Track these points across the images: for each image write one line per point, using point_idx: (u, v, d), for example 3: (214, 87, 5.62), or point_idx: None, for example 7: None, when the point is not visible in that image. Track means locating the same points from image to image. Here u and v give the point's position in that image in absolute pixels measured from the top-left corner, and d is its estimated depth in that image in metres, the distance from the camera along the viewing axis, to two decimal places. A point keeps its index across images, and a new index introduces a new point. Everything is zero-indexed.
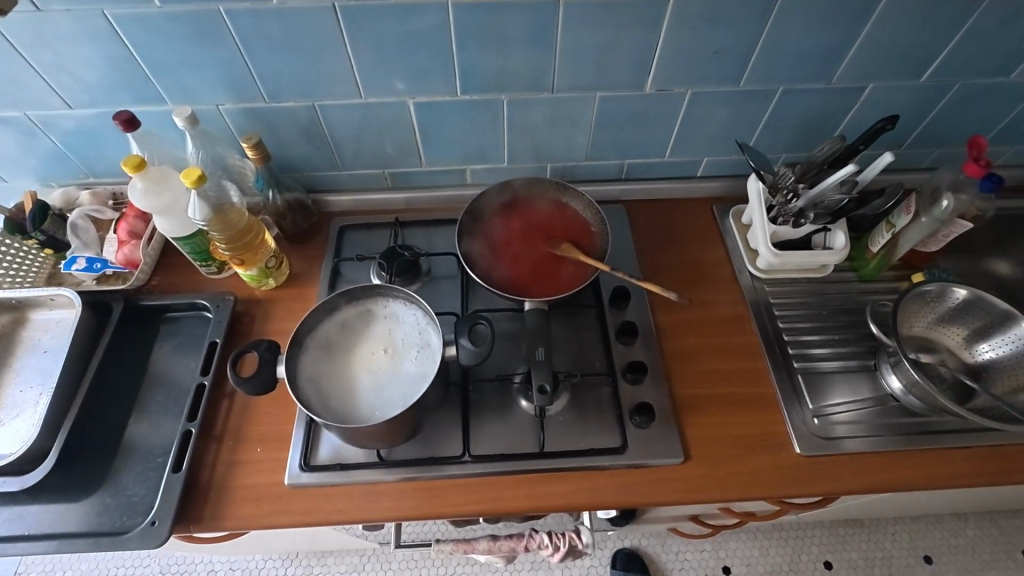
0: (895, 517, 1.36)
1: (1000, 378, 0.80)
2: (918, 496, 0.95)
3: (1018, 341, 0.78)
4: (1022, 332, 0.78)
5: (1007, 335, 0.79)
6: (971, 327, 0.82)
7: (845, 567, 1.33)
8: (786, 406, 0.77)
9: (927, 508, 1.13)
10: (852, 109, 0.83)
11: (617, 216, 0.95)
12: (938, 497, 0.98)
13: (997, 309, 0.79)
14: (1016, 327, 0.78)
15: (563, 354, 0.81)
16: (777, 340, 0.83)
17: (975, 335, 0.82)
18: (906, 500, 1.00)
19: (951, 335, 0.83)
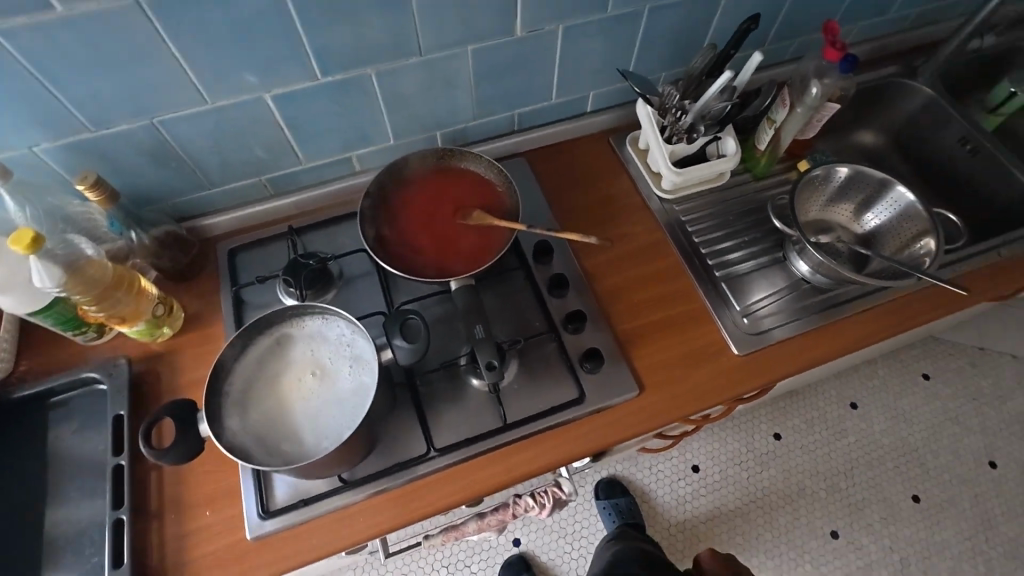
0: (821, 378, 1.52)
1: (887, 240, 0.88)
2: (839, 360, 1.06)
3: (895, 204, 0.86)
4: (897, 195, 0.85)
5: (886, 201, 0.87)
6: (857, 200, 0.90)
7: (791, 433, 1.49)
8: (717, 313, 0.81)
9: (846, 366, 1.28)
10: (716, 16, 0.85)
11: (520, 171, 0.93)
12: (856, 357, 1.10)
13: (874, 179, 0.86)
14: (893, 192, 0.86)
15: (501, 323, 0.80)
16: (695, 253, 0.86)
17: (861, 207, 0.90)
18: (831, 368, 1.11)
19: (841, 212, 0.91)
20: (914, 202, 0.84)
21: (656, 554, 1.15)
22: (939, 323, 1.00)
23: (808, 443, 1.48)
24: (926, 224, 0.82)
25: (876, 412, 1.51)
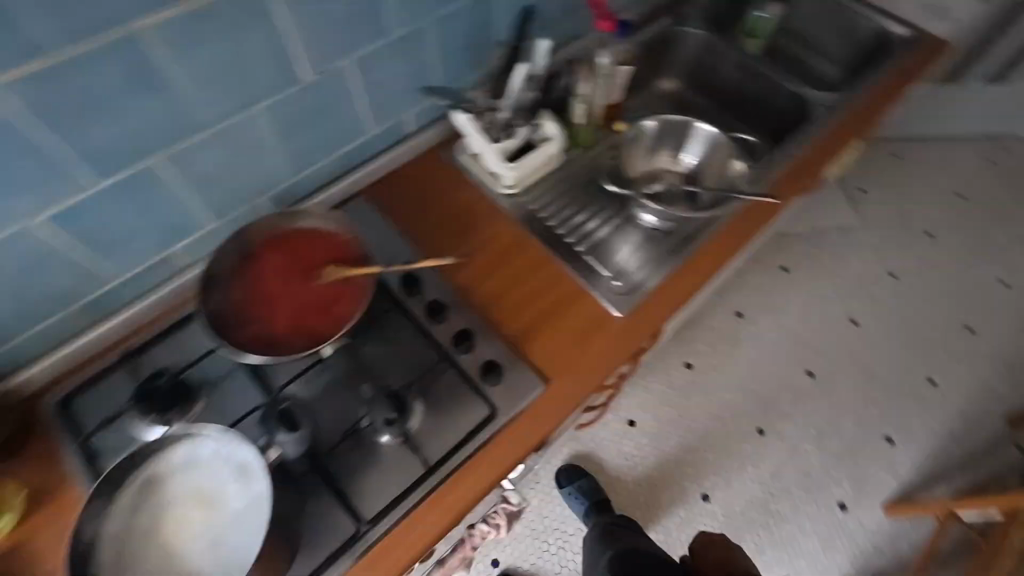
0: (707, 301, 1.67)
1: (706, 173, 0.97)
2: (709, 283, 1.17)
3: (702, 140, 0.97)
4: (700, 131, 0.96)
5: (694, 140, 0.98)
6: (671, 147, 0.99)
7: (699, 358, 1.62)
8: (591, 284, 0.85)
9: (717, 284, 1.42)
10: (497, 14, 0.88)
11: (364, 209, 0.89)
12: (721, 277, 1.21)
13: (679, 124, 0.97)
14: (696, 130, 0.97)
15: (393, 368, 0.76)
16: (554, 236, 0.89)
17: (676, 151, 1.00)
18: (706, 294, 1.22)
19: (663, 160, 1.00)
20: (717, 136, 0.95)
21: (620, 542, 1.09)
22: (769, 227, 1.15)
23: (715, 361, 1.62)
24: (733, 152, 0.95)
25: (757, 312, 1.70)
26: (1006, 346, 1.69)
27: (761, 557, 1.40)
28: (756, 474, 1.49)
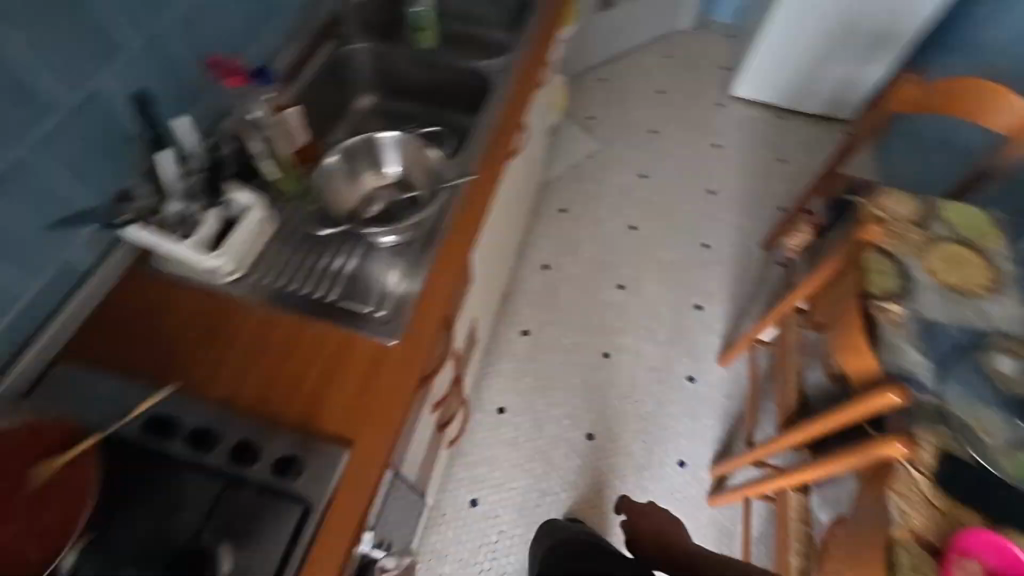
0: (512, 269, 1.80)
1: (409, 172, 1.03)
2: (485, 261, 1.24)
3: (387, 145, 1.03)
4: (381, 139, 1.02)
5: (382, 148, 1.03)
6: (368, 164, 1.04)
7: (529, 321, 1.73)
8: (356, 326, 0.83)
9: (504, 254, 1.52)
10: (123, 111, 0.80)
11: (66, 373, 0.75)
12: (491, 249, 1.26)
13: (359, 142, 1.01)
14: (378, 140, 1.02)
15: (171, 526, 0.63)
16: (302, 298, 0.85)
17: (375, 165, 1.04)
18: (486, 271, 1.27)
19: (369, 179, 1.04)
20: (400, 134, 1.01)
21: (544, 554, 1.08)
22: (502, 190, 1.23)
23: (542, 317, 1.74)
24: (420, 141, 1.02)
25: (558, 257, 1.85)
26: (738, 193, 2.07)
27: (653, 458, 1.54)
28: (618, 390, 1.64)
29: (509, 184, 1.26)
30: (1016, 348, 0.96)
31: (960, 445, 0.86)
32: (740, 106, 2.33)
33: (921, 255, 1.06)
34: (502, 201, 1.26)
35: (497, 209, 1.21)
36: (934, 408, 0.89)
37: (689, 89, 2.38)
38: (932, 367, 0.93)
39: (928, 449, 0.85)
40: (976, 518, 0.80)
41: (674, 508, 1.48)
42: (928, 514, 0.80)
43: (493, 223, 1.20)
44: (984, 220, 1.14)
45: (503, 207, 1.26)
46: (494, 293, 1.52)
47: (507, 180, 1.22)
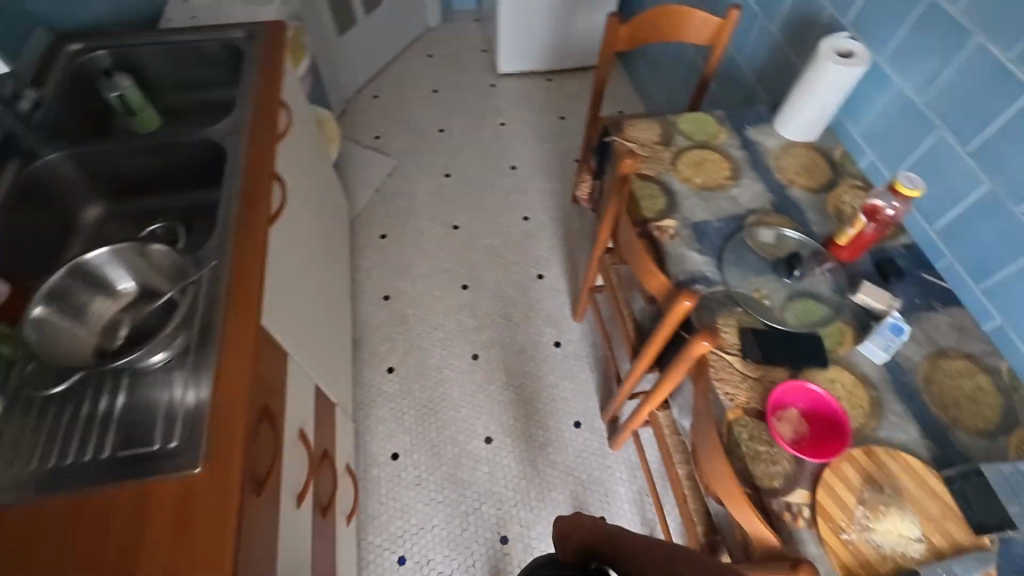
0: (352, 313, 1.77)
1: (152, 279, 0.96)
2: (303, 326, 1.18)
3: (101, 264, 0.92)
4: (90, 262, 0.91)
5: (97, 269, 0.92)
6: (93, 292, 0.93)
7: (390, 356, 1.70)
8: (148, 470, 0.71)
9: (330, 305, 1.46)
10: None
11: None
12: (306, 306, 1.23)
13: (64, 277, 0.88)
14: (85, 264, 0.90)
15: None
16: (70, 469, 0.72)
17: (102, 289, 0.94)
18: (309, 332, 1.21)
19: (103, 304, 0.94)
20: (110, 249, 0.93)
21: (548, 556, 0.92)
22: (289, 248, 1.18)
23: (401, 348, 1.72)
24: (138, 247, 0.95)
25: (393, 282, 1.86)
26: (535, 160, 2.19)
27: (551, 431, 1.59)
28: (497, 383, 1.67)
29: (288, 241, 1.17)
30: (766, 219, 1.12)
31: (752, 317, 0.99)
32: (509, 81, 2.47)
33: (674, 170, 1.20)
34: (287, 261, 1.17)
35: (292, 267, 1.17)
36: (725, 295, 1.01)
37: (459, 80, 2.47)
38: (713, 262, 1.06)
39: (731, 333, 0.97)
40: (783, 372, 0.93)
41: (585, 467, 1.54)
42: (749, 387, 0.91)
43: (281, 288, 1.10)
44: (712, 121, 1.30)
45: (296, 263, 1.20)
46: (338, 346, 1.48)
47: (282, 240, 1.14)
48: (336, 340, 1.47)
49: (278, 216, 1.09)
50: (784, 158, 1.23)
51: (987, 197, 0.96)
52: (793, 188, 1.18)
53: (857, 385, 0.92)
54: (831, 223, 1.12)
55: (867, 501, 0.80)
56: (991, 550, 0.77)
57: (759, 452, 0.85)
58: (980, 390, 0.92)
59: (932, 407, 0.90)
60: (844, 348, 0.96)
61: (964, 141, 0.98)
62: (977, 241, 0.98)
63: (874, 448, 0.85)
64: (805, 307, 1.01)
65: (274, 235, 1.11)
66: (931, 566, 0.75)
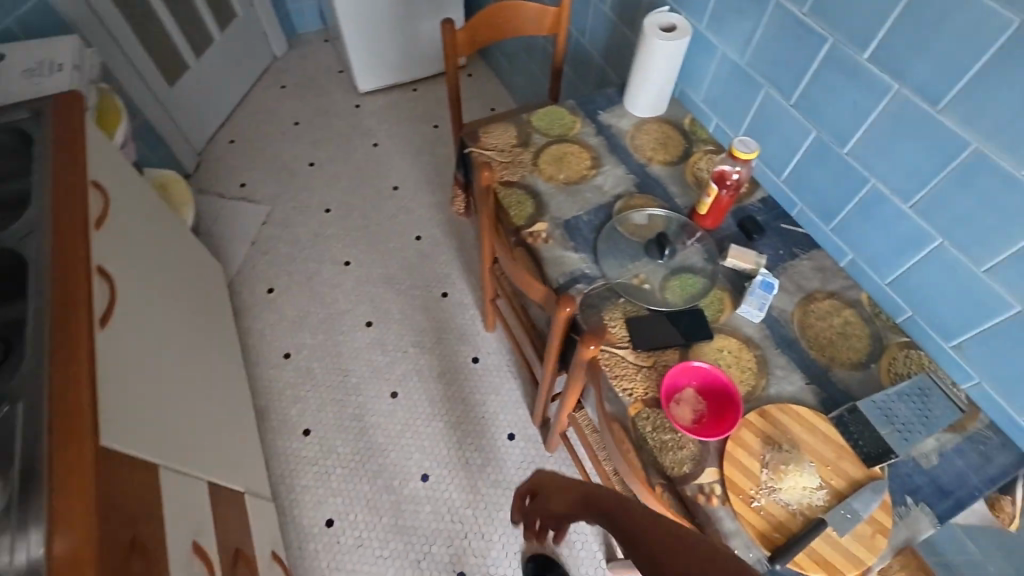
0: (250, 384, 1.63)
1: None
2: (179, 420, 1.05)
3: None
4: None
5: None
6: None
7: (303, 418, 1.58)
8: None
9: (215, 386, 1.33)
10: None
11: None
12: (182, 398, 1.10)
13: None
14: None
15: None
16: None
17: None
18: (189, 427, 1.08)
19: None
20: None
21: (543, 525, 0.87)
22: (140, 342, 1.05)
23: (313, 406, 1.61)
24: None
25: (290, 339, 1.73)
26: (417, 175, 2.13)
27: (488, 451, 1.55)
28: (422, 416, 1.60)
29: (135, 335, 1.03)
30: (632, 202, 1.13)
31: (635, 305, 0.99)
32: (374, 99, 2.37)
33: (537, 171, 1.18)
34: (143, 355, 1.03)
35: (150, 363, 1.05)
36: (607, 289, 1.01)
37: (321, 107, 2.34)
38: (589, 257, 1.05)
39: (618, 326, 0.97)
40: (674, 353, 0.94)
41: (528, 477, 1.52)
42: (644, 376, 0.91)
43: (139, 389, 0.97)
44: (566, 113, 1.29)
45: (154, 357, 1.07)
46: (237, 425, 1.36)
47: (127, 336, 1.00)
48: (233, 420, 1.34)
49: (105, 320, 0.94)
50: (639, 137, 1.25)
51: (816, 143, 1.00)
52: (653, 165, 1.19)
53: (742, 348, 0.95)
54: (692, 193, 1.15)
55: (770, 462, 0.82)
56: (883, 478, 0.82)
57: (665, 441, 0.85)
58: (848, 324, 0.97)
59: (811, 352, 0.95)
60: (725, 315, 0.99)
61: (787, 94, 1.02)
62: (818, 185, 1.03)
63: (767, 408, 0.87)
64: (684, 282, 1.02)
65: (112, 338, 0.96)
66: (835, 510, 0.79)
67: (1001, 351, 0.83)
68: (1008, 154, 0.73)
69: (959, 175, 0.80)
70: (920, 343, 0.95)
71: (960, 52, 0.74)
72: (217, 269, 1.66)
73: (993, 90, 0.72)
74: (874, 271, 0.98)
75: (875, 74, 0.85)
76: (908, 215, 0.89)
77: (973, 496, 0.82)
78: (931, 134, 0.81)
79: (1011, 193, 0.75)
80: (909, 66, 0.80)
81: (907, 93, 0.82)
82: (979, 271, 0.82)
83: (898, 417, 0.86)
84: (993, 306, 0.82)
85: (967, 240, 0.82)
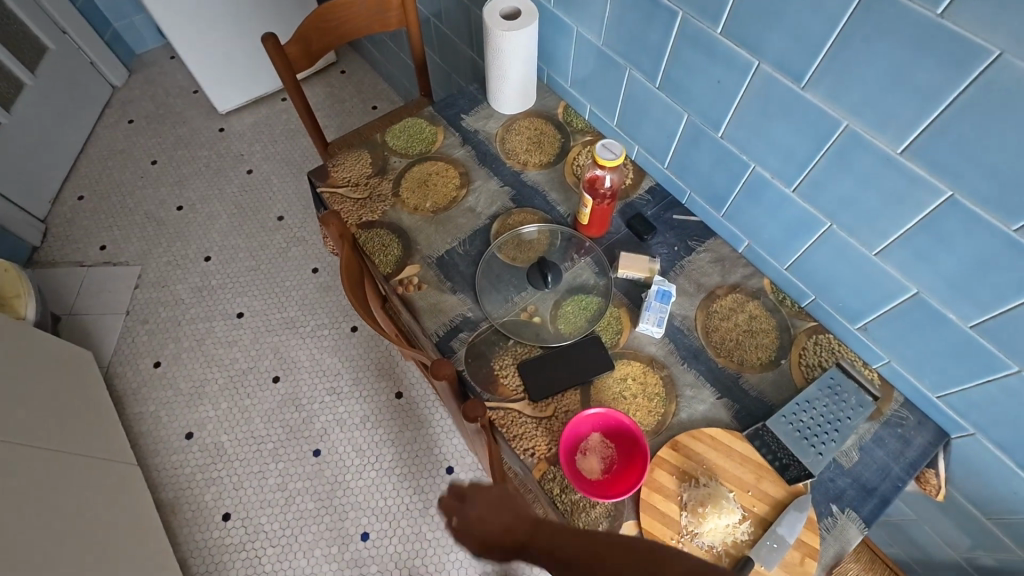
0: (153, 480, 1.47)
1: None
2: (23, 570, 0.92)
3: None
4: None
5: None
6: None
7: (220, 502, 1.44)
8: None
9: (95, 508, 1.17)
10: None
11: None
12: (31, 554, 0.95)
13: None
14: None
15: None
16: None
17: None
18: None
19: None
20: None
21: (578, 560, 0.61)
22: None
23: (229, 486, 1.46)
24: None
25: (190, 418, 1.55)
26: (302, 199, 1.92)
27: (428, 491, 1.45)
28: (352, 471, 1.48)
29: None
30: (510, 220, 1.00)
31: (527, 347, 0.88)
32: (239, 118, 2.12)
33: (399, 203, 1.03)
34: None
35: None
36: (493, 333, 0.89)
37: (179, 138, 2.07)
38: (470, 298, 0.93)
39: (511, 375, 0.86)
40: (574, 395, 0.84)
41: None
42: (545, 430, 0.81)
43: None
44: (425, 124, 1.13)
45: None
46: (130, 546, 1.21)
47: None
48: (124, 543, 1.19)
49: None
50: (510, 138, 1.11)
51: (690, 127, 0.90)
52: (528, 170, 1.06)
53: (647, 372, 0.86)
54: (574, 196, 1.03)
55: (688, 504, 0.75)
56: (806, 492, 0.76)
57: (576, 501, 0.76)
58: (754, 319, 0.90)
59: (719, 359, 0.87)
60: (625, 336, 0.89)
61: (651, 76, 0.90)
62: (701, 171, 0.93)
63: (679, 439, 0.80)
64: (577, 307, 0.92)
65: None
66: (760, 542, 0.73)
67: (905, 333, 0.78)
68: (881, 132, 0.65)
69: (836, 154, 0.72)
70: (828, 326, 0.89)
71: (815, 21, 0.64)
72: (91, 357, 1.53)
73: (856, 60, 0.63)
74: (772, 257, 0.91)
75: (732, 49, 0.75)
76: (794, 198, 0.81)
77: (897, 488, 0.77)
78: (802, 112, 0.72)
79: (891, 173, 0.67)
80: (765, 39, 0.70)
81: (769, 69, 0.72)
82: (871, 253, 0.76)
83: (813, 419, 0.80)
84: (892, 289, 0.76)
85: (855, 222, 0.75)
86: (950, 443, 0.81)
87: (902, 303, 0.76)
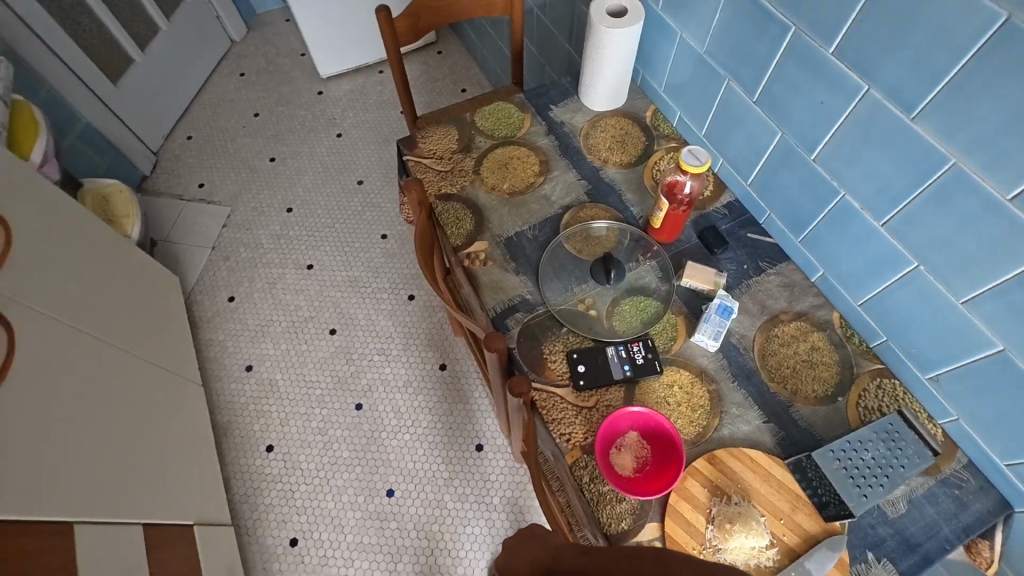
0: (212, 401, 1.60)
1: None
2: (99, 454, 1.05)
3: None
4: None
5: None
6: None
7: (267, 432, 1.55)
8: None
9: (161, 419, 1.29)
10: None
11: None
12: (93, 445, 1.05)
13: None
14: None
15: None
16: None
17: None
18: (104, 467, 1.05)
19: None
20: None
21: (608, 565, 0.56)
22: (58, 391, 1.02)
23: (276, 420, 1.57)
24: None
25: (253, 353, 1.67)
26: (383, 167, 2.01)
27: (456, 462, 1.50)
28: (388, 430, 1.55)
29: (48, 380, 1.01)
30: (582, 214, 1.02)
31: (578, 337, 0.90)
32: (338, 84, 2.24)
33: (478, 180, 1.07)
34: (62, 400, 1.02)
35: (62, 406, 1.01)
36: (549, 318, 0.91)
37: (282, 96, 2.21)
38: (531, 282, 0.95)
39: (559, 361, 0.88)
40: (618, 391, 0.85)
41: (498, 490, 1.47)
42: (584, 420, 0.83)
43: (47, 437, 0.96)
44: (514, 110, 1.16)
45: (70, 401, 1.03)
46: (175, 456, 1.29)
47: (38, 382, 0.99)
48: (169, 451, 1.27)
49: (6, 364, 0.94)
50: (594, 134, 1.12)
51: (782, 145, 0.88)
52: (607, 167, 1.08)
53: (695, 383, 0.86)
54: (649, 199, 1.04)
55: (716, 518, 0.75)
56: (842, 533, 0.74)
57: (603, 493, 0.77)
58: (815, 351, 0.87)
59: (772, 384, 0.85)
60: (678, 344, 0.89)
61: (749, 90, 0.90)
62: (785, 192, 0.91)
63: (717, 453, 0.79)
64: (635, 307, 0.92)
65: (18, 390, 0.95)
66: (785, 572, 0.72)
67: (980, 390, 0.74)
68: (992, 176, 0.62)
69: (936, 191, 0.69)
70: (895, 371, 0.85)
71: (938, 51, 0.62)
72: (177, 283, 1.68)
73: (974, 97, 0.60)
74: (847, 290, 0.88)
75: (843, 72, 0.73)
76: (882, 233, 0.78)
77: (943, 550, 0.74)
78: (906, 145, 0.70)
79: (993, 218, 0.64)
80: (879, 65, 0.68)
81: (878, 95, 0.70)
82: (957, 301, 0.72)
83: (862, 461, 0.77)
84: (973, 342, 0.72)
85: (944, 266, 0.72)
86: (1011, 516, 0.77)
87: (982, 358, 0.72)
